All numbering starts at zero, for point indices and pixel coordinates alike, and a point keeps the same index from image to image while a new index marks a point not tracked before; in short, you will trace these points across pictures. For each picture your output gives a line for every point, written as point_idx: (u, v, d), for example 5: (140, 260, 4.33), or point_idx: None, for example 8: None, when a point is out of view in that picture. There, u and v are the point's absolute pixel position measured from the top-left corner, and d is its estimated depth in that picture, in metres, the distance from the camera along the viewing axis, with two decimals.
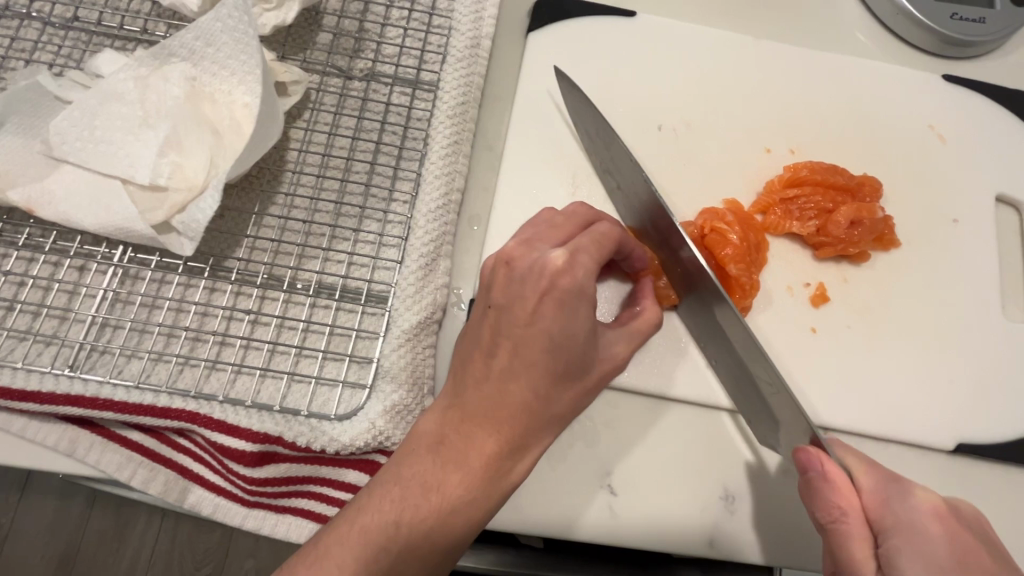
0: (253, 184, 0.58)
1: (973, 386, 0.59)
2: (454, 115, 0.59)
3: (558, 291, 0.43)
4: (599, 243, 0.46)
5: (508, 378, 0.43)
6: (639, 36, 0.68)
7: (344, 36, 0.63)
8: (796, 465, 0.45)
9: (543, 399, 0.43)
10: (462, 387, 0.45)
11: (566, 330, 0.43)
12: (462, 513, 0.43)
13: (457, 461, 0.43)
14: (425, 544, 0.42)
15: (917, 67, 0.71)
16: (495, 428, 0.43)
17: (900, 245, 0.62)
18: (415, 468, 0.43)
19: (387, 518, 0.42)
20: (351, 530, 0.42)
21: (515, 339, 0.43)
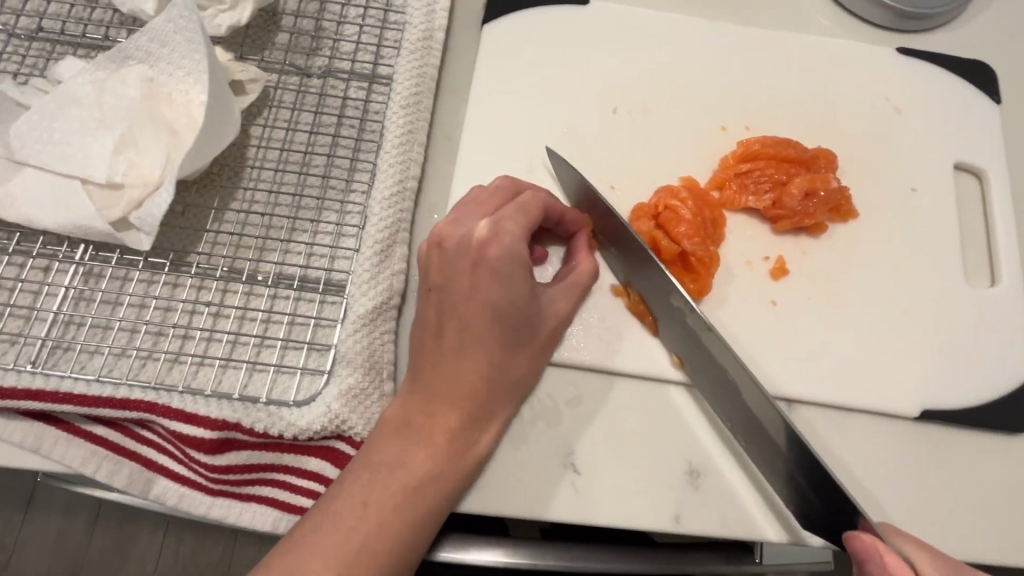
0: (213, 181, 0.59)
1: (938, 353, 0.59)
2: (408, 106, 0.60)
3: (490, 261, 0.46)
4: (523, 212, 0.49)
5: (462, 351, 0.46)
6: (592, 24, 0.69)
7: (302, 36, 0.65)
8: (851, 554, 0.45)
9: (496, 368, 0.47)
10: (416, 370, 0.47)
11: (506, 299, 0.47)
12: (431, 484, 0.44)
13: (422, 436, 0.45)
14: (397, 522, 0.43)
15: (873, 42, 0.72)
16: (452, 400, 0.46)
17: (858, 215, 0.63)
18: (379, 451, 0.45)
19: (356, 500, 0.43)
20: (326, 524, 0.42)
21: (460, 312, 0.47)
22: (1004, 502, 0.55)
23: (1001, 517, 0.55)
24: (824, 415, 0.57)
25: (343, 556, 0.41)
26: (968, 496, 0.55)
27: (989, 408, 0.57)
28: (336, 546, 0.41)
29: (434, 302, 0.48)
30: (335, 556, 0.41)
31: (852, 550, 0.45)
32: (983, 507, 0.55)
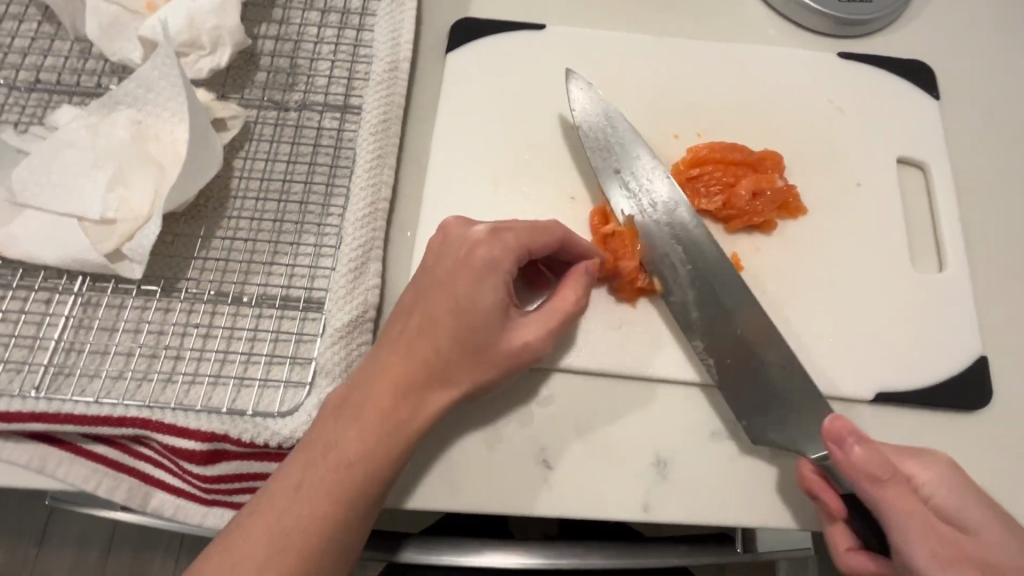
0: (200, 211, 0.63)
1: (890, 337, 0.62)
2: (377, 133, 0.64)
3: (472, 262, 0.51)
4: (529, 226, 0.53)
5: (410, 339, 0.49)
6: (550, 46, 0.74)
7: (279, 74, 0.70)
8: (830, 442, 0.47)
9: (429, 355, 0.49)
10: (369, 355, 0.51)
11: (466, 298, 0.50)
12: (359, 469, 0.46)
13: (358, 420, 0.47)
14: (323, 505, 0.45)
15: (816, 48, 0.76)
16: (387, 386, 0.48)
17: (807, 211, 0.66)
18: (320, 432, 0.48)
19: (292, 479, 0.46)
20: (265, 495, 0.46)
21: (419, 301, 0.51)
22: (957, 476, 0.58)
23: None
24: None
25: (272, 529, 0.44)
26: None
27: (940, 388, 0.60)
28: (266, 519, 0.45)
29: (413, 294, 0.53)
30: (261, 530, 0.44)
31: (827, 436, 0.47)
32: None
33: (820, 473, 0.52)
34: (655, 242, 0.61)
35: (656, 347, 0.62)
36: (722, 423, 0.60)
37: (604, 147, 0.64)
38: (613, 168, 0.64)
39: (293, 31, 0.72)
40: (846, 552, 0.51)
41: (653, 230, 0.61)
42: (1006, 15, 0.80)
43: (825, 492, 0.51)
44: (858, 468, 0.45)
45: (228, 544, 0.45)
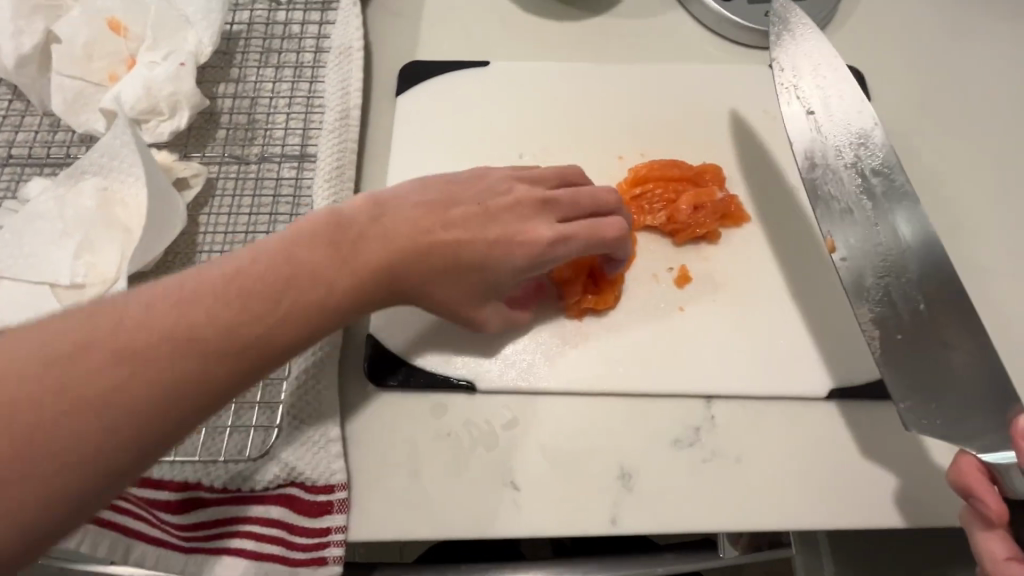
0: (168, 267, 0.66)
1: (835, 334, 0.65)
2: (331, 180, 0.67)
3: (534, 247, 0.57)
4: (592, 237, 0.59)
5: (440, 246, 0.54)
6: (496, 82, 0.77)
7: (238, 130, 0.74)
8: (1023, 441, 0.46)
9: (434, 269, 0.54)
10: (383, 216, 0.54)
11: (499, 257, 0.56)
12: (322, 309, 0.49)
13: (350, 265, 0.50)
14: (275, 316, 0.46)
15: (750, 62, 0.80)
16: (390, 252, 0.52)
17: (749, 220, 0.70)
18: (307, 254, 0.49)
19: (265, 275, 0.47)
20: (219, 288, 0.45)
21: (462, 223, 0.56)
22: (907, 466, 0.60)
23: (905, 480, 0.60)
24: (739, 403, 0.63)
25: (219, 310, 0.44)
26: (875, 464, 0.60)
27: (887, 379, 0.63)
28: (206, 310, 0.43)
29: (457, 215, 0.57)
30: (209, 306, 0.44)
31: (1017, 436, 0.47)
32: (890, 472, 0.60)
33: (980, 469, 0.49)
34: (838, 193, 0.63)
35: (615, 362, 0.63)
36: (684, 431, 0.62)
37: (800, 85, 0.66)
38: (806, 108, 0.66)
39: (249, 89, 0.76)
40: (1004, 562, 0.46)
41: (835, 180, 0.63)
42: (930, 18, 0.84)
43: (985, 488, 0.48)
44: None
45: (160, 296, 0.43)
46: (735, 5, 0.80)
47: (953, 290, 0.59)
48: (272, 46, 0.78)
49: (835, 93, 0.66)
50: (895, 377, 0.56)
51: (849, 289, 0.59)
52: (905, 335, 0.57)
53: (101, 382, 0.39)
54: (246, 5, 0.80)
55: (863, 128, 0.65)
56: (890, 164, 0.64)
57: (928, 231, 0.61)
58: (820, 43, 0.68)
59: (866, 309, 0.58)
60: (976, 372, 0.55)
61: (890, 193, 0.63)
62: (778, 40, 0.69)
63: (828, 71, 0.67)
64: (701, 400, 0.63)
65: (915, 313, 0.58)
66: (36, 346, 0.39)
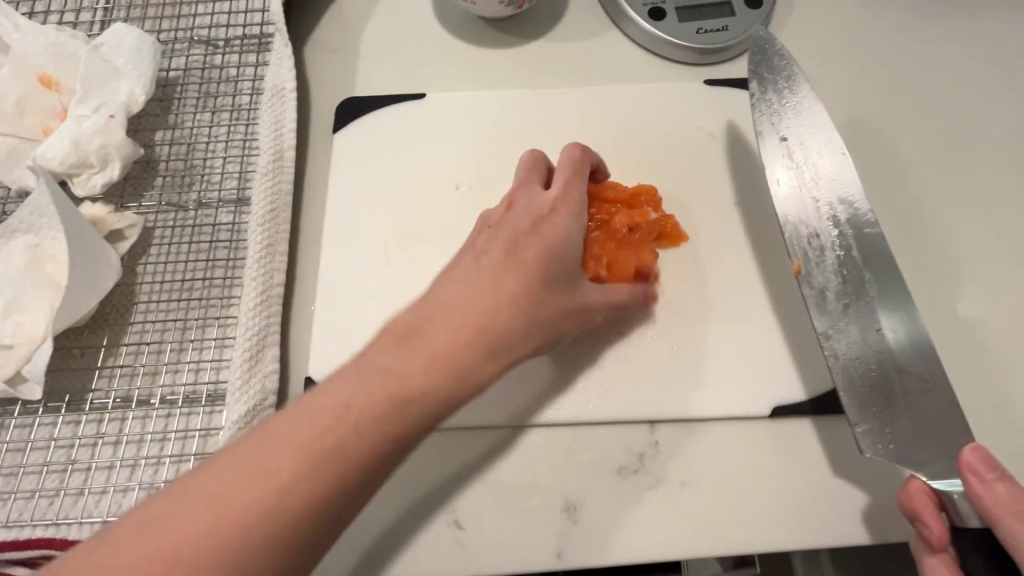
0: (104, 321, 0.66)
1: (778, 350, 0.64)
2: (266, 224, 0.67)
3: (551, 219, 0.57)
4: (580, 172, 0.62)
5: (497, 276, 0.52)
6: (431, 113, 0.77)
7: (175, 177, 0.74)
8: (969, 471, 0.46)
9: (516, 317, 0.51)
10: (439, 291, 0.51)
11: (557, 247, 0.55)
12: (416, 401, 0.45)
13: (426, 350, 0.47)
14: (370, 430, 0.43)
15: (685, 79, 0.81)
16: (462, 324, 0.48)
17: (688, 238, 0.69)
18: (377, 359, 0.46)
19: (342, 399, 0.43)
20: (301, 414, 0.43)
21: (515, 253, 0.54)
22: (853, 481, 0.60)
23: (852, 495, 0.59)
24: (683, 427, 0.62)
25: (309, 450, 0.41)
26: (821, 481, 0.60)
27: (830, 394, 0.62)
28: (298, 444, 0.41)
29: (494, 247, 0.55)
30: (295, 450, 0.40)
31: (964, 466, 0.47)
32: (836, 490, 0.59)
33: (928, 493, 0.50)
34: (804, 219, 0.61)
35: (556, 391, 0.63)
36: (629, 458, 0.61)
37: (773, 112, 0.66)
38: (778, 133, 0.65)
39: (187, 134, 0.76)
40: None
41: (801, 206, 0.62)
42: (868, 25, 0.85)
43: (930, 513, 0.49)
44: (1004, 504, 0.44)
45: (236, 455, 0.40)
46: (666, 23, 0.81)
47: (912, 318, 0.58)
48: (209, 90, 0.78)
49: (808, 120, 0.66)
50: (852, 401, 0.54)
51: (815, 313, 0.58)
52: (864, 361, 0.56)
53: (187, 541, 0.36)
54: (182, 51, 0.80)
55: (828, 156, 0.64)
56: (857, 194, 0.63)
57: (890, 262, 0.60)
58: (796, 74, 0.68)
59: (834, 340, 0.57)
60: (935, 403, 0.54)
61: (853, 221, 0.62)
62: (756, 73, 0.69)
63: (799, 97, 0.67)
64: (645, 425, 0.62)
65: (876, 339, 0.57)
66: (129, 536, 0.37)
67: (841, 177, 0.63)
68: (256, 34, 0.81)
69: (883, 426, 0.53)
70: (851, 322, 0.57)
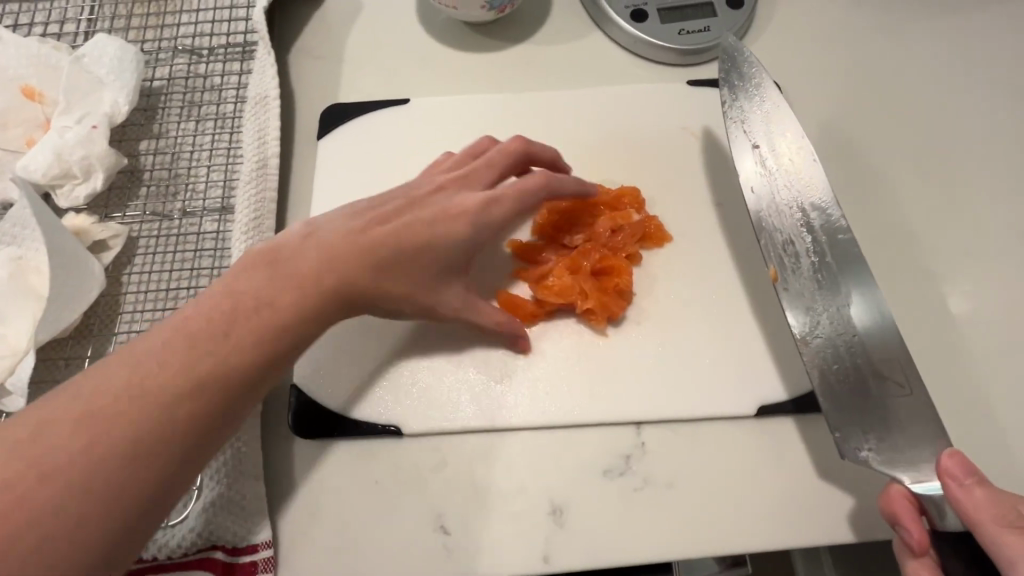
0: (88, 332, 0.66)
1: (763, 349, 0.64)
2: (249, 232, 0.67)
3: (460, 212, 0.58)
4: (524, 194, 0.61)
5: (378, 235, 0.55)
6: (415, 118, 0.78)
7: (160, 186, 0.74)
8: (947, 477, 0.46)
9: (383, 273, 0.54)
10: (319, 232, 0.54)
11: (445, 243, 0.57)
12: (284, 326, 0.49)
13: (292, 280, 0.51)
14: (241, 350, 0.47)
15: (668, 80, 0.81)
16: (330, 262, 0.52)
17: (671, 238, 0.69)
18: (247, 283, 0.50)
19: (212, 314, 0.47)
20: (176, 327, 0.46)
21: (408, 226, 0.56)
22: (840, 480, 0.60)
23: (840, 494, 0.59)
24: (669, 428, 0.62)
25: (179, 362, 0.44)
26: (807, 480, 0.60)
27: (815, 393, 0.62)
28: (168, 347, 0.45)
29: (387, 211, 0.57)
30: (167, 361, 0.44)
31: (942, 471, 0.47)
32: (822, 488, 0.59)
33: (908, 497, 0.50)
34: (778, 225, 0.62)
35: (541, 395, 0.62)
36: (614, 460, 0.61)
37: (743, 119, 0.66)
38: (750, 141, 0.65)
39: (171, 144, 0.76)
40: None
41: (777, 212, 0.62)
42: (850, 24, 0.85)
43: (911, 518, 0.49)
44: (983, 507, 0.44)
45: (110, 369, 0.43)
46: (648, 25, 0.81)
47: (887, 323, 0.58)
48: (193, 99, 0.78)
49: (780, 127, 0.66)
50: (830, 407, 0.55)
51: (792, 317, 0.59)
52: (841, 366, 0.56)
53: (68, 447, 0.40)
54: (166, 60, 0.80)
55: (798, 161, 0.64)
56: (829, 200, 0.63)
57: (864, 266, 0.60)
58: (765, 82, 0.68)
59: (811, 346, 0.57)
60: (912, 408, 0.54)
61: (827, 228, 0.62)
62: (727, 81, 0.69)
63: (769, 104, 0.67)
64: (631, 427, 0.62)
65: (852, 343, 0.57)
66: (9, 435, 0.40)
67: (814, 180, 0.63)
68: (240, 42, 0.81)
69: (863, 431, 0.54)
70: (828, 326, 0.58)
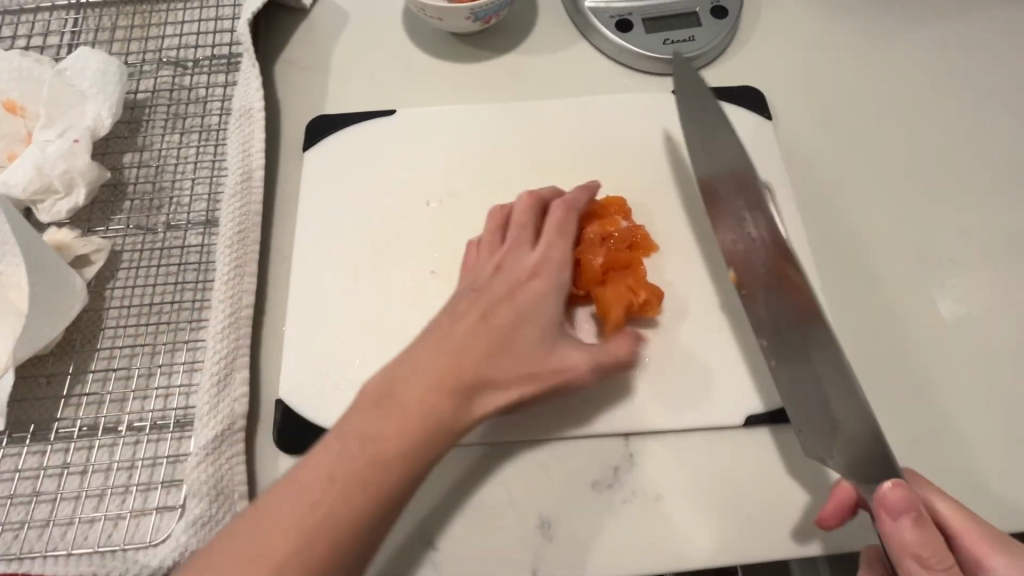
0: (71, 349, 0.65)
1: (751, 358, 0.64)
2: (234, 245, 0.67)
3: (533, 286, 0.58)
4: (562, 231, 0.62)
5: (471, 341, 0.54)
6: (402, 128, 0.77)
7: (144, 199, 0.73)
8: (891, 509, 0.44)
9: (490, 376, 0.53)
10: (410, 355, 0.53)
11: (537, 317, 0.57)
12: (412, 448, 0.48)
13: (405, 412, 0.49)
14: (380, 483, 0.47)
15: (654, 89, 0.81)
16: (435, 382, 0.51)
17: (659, 248, 0.69)
18: (360, 425, 0.49)
19: (339, 466, 0.46)
20: (304, 474, 0.46)
21: (496, 314, 0.56)
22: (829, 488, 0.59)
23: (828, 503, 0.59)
24: (658, 439, 0.62)
25: (323, 504, 0.44)
26: (796, 489, 0.59)
27: None
28: (314, 494, 0.45)
29: (471, 318, 0.56)
30: (306, 514, 0.44)
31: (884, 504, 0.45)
32: (811, 497, 0.59)
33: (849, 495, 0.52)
34: (730, 236, 0.66)
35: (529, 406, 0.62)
36: (602, 473, 0.60)
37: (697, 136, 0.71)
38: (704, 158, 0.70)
39: (155, 156, 0.75)
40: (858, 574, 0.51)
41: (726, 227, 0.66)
42: (835, 32, 0.85)
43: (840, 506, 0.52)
44: (907, 546, 0.44)
45: (253, 528, 0.44)
46: (633, 35, 0.82)
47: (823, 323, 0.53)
48: (178, 111, 0.78)
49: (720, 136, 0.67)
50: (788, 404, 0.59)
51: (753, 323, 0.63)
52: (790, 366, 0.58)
53: None
54: (150, 72, 0.80)
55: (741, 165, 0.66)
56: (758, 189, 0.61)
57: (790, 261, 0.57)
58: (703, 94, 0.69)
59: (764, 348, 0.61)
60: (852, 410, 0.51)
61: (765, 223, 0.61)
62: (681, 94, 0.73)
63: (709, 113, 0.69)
64: (619, 438, 0.62)
65: (790, 346, 0.58)
66: None
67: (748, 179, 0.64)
68: (225, 54, 0.81)
69: (814, 431, 0.56)
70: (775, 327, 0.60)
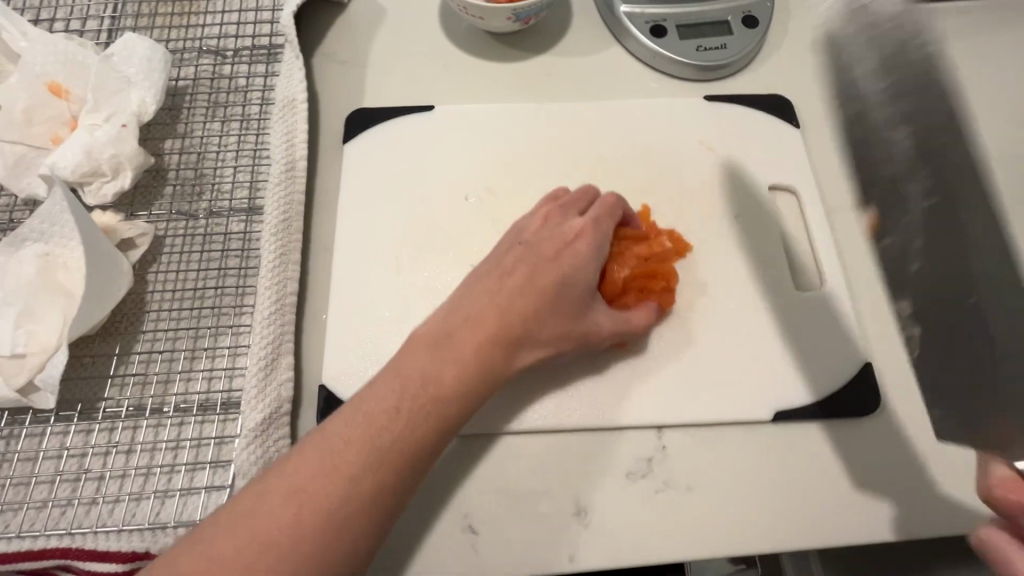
0: (115, 330, 0.66)
1: (778, 357, 0.67)
2: (278, 232, 0.68)
3: (575, 248, 0.61)
4: (609, 208, 0.64)
5: (512, 294, 0.58)
6: (440, 124, 0.79)
7: (185, 186, 0.74)
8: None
9: (527, 327, 0.57)
10: (460, 306, 0.58)
11: (573, 278, 0.59)
12: (451, 394, 0.54)
13: (453, 358, 0.55)
14: (422, 421, 0.52)
15: (685, 94, 0.83)
16: (479, 334, 0.56)
17: (691, 250, 0.72)
18: (414, 365, 0.54)
19: (390, 402, 0.52)
20: (359, 408, 0.52)
21: (536, 271, 0.59)
22: (850, 483, 0.62)
23: (850, 497, 0.62)
24: (690, 433, 0.64)
25: (374, 437, 0.50)
26: (820, 483, 0.62)
27: (827, 400, 0.65)
28: (365, 429, 0.50)
29: (515, 275, 0.59)
30: (357, 441, 0.50)
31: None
32: (834, 491, 0.62)
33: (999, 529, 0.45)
34: None
35: (566, 398, 0.64)
36: (637, 464, 0.63)
37: None
38: None
39: (196, 143, 0.76)
40: None
41: None
42: None
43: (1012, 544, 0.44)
44: None
45: (310, 452, 0.49)
46: (666, 41, 0.84)
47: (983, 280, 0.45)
48: (219, 100, 0.79)
49: None
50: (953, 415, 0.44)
51: None
52: None
53: (309, 511, 0.46)
54: (191, 60, 0.81)
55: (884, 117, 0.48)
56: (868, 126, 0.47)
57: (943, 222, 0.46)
58: None
59: None
60: None
61: None
62: None
63: None
64: (653, 430, 0.64)
65: None
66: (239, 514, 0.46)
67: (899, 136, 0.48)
68: (266, 45, 0.82)
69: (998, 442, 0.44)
70: None
